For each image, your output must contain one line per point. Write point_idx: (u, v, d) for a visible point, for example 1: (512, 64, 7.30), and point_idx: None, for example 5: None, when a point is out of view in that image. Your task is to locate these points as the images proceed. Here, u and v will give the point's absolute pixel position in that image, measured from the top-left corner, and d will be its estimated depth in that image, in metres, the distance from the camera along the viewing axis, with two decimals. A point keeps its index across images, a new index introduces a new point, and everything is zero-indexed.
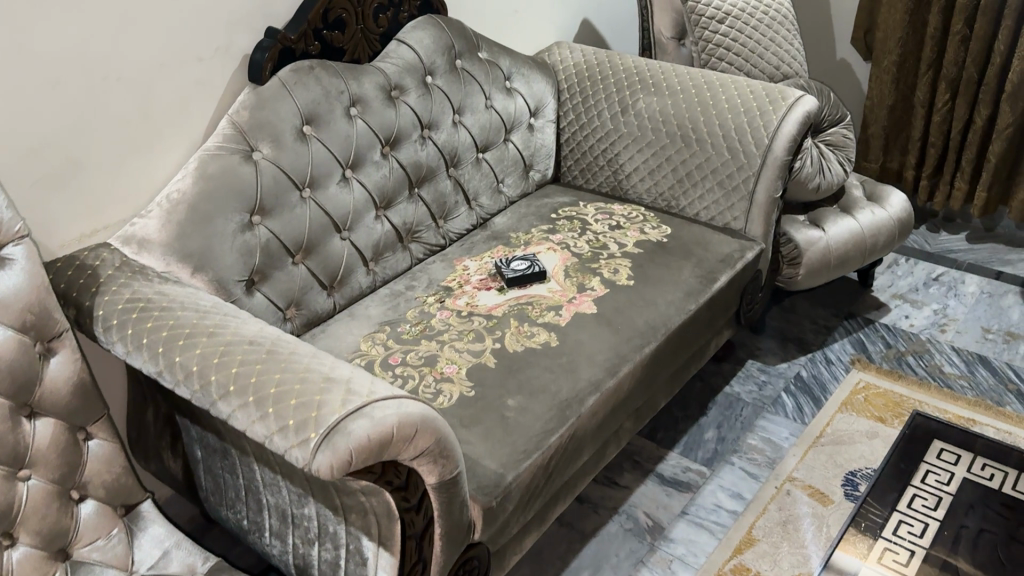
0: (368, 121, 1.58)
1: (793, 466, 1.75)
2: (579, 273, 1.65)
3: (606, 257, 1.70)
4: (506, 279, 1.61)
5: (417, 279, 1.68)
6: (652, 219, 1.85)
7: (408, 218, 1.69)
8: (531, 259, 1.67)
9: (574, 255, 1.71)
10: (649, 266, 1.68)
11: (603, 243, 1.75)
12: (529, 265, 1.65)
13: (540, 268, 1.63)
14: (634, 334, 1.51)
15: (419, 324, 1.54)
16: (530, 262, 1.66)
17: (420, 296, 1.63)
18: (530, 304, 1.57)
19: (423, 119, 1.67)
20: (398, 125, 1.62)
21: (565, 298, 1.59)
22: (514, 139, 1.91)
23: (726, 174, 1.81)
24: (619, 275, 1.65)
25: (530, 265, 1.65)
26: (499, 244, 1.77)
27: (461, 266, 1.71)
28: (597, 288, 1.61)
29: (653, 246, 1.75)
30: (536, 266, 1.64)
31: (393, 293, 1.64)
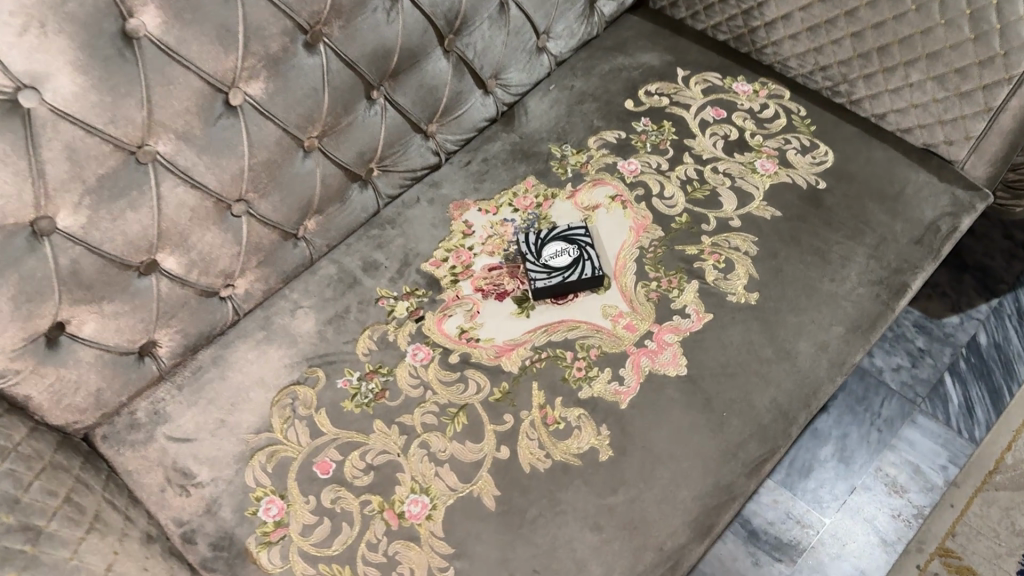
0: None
1: (949, 528, 1.17)
2: (664, 271, 0.95)
3: (713, 232, 0.98)
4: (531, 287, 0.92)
5: (384, 250, 1.00)
6: (798, 130, 1.07)
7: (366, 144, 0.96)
8: (578, 239, 0.95)
9: (656, 221, 0.99)
10: (788, 258, 0.96)
11: (710, 192, 1.01)
12: (575, 253, 0.93)
13: (593, 265, 0.93)
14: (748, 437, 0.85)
15: (376, 375, 0.89)
16: (577, 247, 0.94)
17: (383, 296, 0.96)
18: (569, 348, 0.90)
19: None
20: None
21: (632, 335, 0.91)
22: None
23: (953, 67, 0.98)
24: (733, 279, 0.95)
25: (576, 252, 0.94)
26: (530, 173, 1.05)
27: (459, 226, 1.00)
28: (692, 315, 0.92)
29: (799, 204, 1.00)
30: (585, 260, 0.93)
31: (343, 283, 0.97)
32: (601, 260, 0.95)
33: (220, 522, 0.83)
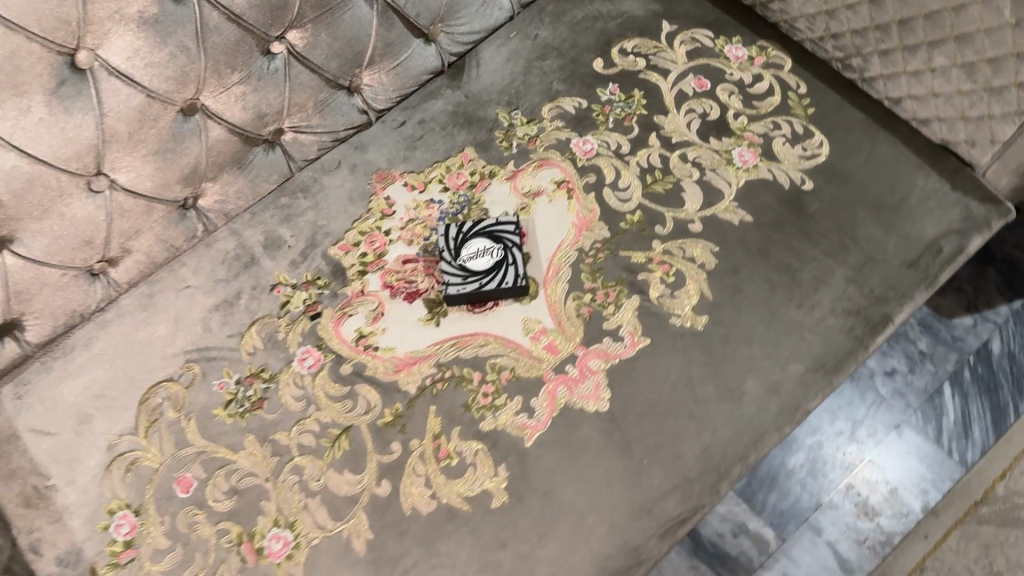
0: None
1: (918, 562, 1.06)
2: (601, 282, 0.81)
3: (667, 238, 0.83)
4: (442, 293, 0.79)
5: (290, 226, 0.87)
6: (793, 112, 0.90)
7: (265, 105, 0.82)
8: (506, 236, 0.81)
9: (603, 218, 0.84)
10: (751, 276, 0.82)
11: (672, 185, 0.86)
12: (498, 255, 0.80)
13: (517, 272, 0.79)
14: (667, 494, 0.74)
15: (257, 381, 0.79)
16: (502, 247, 0.80)
17: (280, 283, 0.84)
18: (478, 368, 0.78)
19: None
20: None
21: (552, 358, 0.78)
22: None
23: (984, 57, 0.80)
24: (681, 298, 0.81)
25: (500, 253, 0.80)
26: (469, 143, 0.90)
27: (379, 203, 0.87)
28: (626, 339, 0.79)
29: (776, 208, 0.85)
30: (509, 264, 0.80)
31: (240, 263, 0.86)
32: (531, 263, 0.82)
33: (70, 535, 0.75)
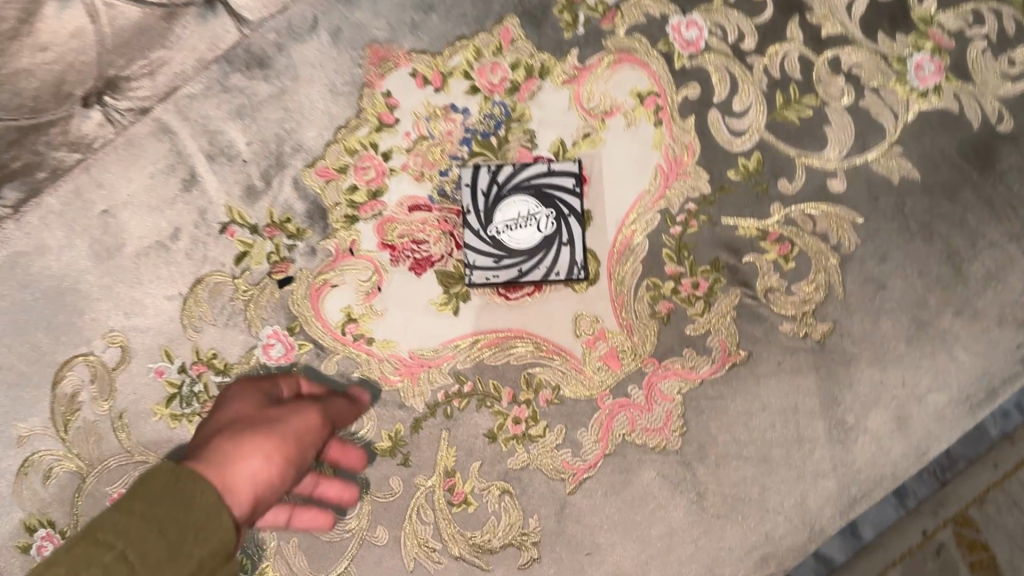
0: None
1: None
2: (689, 265, 0.58)
3: (790, 199, 0.58)
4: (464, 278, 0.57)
5: (246, 127, 0.60)
6: None
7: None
8: (559, 199, 0.56)
9: (704, 160, 0.58)
10: (898, 267, 0.58)
11: (810, 112, 0.58)
12: (547, 227, 0.56)
13: (573, 257, 0.56)
14: (742, 566, 0.57)
15: (206, 372, 0.58)
16: (552, 216, 0.56)
17: (233, 222, 0.59)
18: (508, 384, 0.57)
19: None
20: None
21: (612, 374, 0.58)
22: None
23: None
24: (798, 295, 0.58)
25: (550, 224, 0.56)
26: (511, 10, 0.59)
27: (375, 104, 0.60)
28: (714, 352, 0.58)
29: (953, 160, 0.59)
30: (562, 244, 0.56)
31: (176, 182, 0.60)
32: (593, 233, 0.58)
33: None
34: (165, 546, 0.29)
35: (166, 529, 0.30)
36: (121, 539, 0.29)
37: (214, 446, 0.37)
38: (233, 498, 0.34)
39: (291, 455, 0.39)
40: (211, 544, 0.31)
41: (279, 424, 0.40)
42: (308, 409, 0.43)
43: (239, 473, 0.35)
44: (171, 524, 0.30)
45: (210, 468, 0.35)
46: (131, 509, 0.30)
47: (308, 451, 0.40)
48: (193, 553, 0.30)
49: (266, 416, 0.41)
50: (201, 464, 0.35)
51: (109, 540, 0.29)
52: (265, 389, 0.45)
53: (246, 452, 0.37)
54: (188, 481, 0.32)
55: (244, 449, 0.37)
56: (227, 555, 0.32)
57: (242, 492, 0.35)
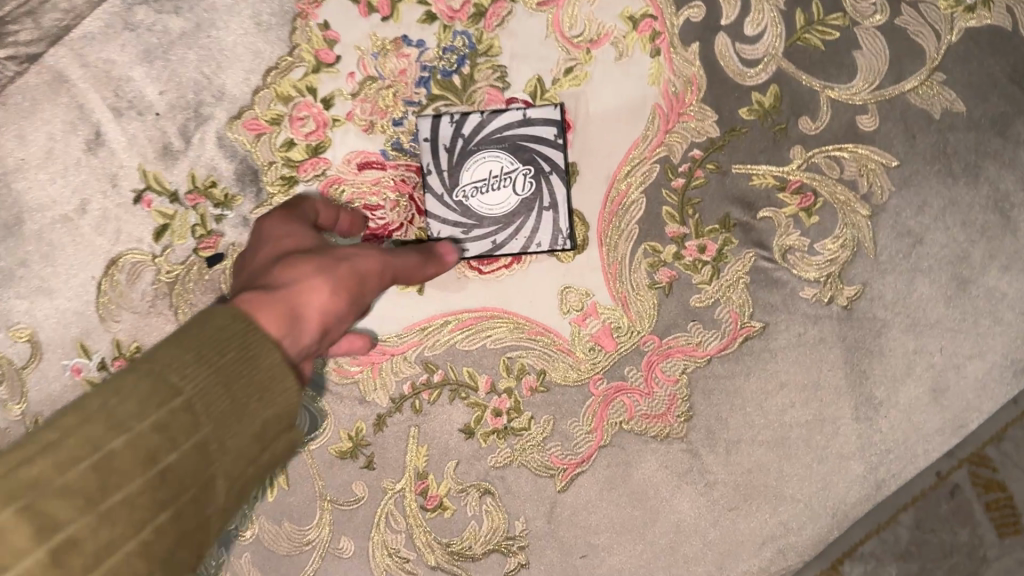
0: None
1: None
2: (694, 225, 0.49)
3: (814, 141, 0.49)
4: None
5: (156, 74, 0.49)
6: None
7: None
8: (539, 155, 0.48)
9: (709, 98, 0.48)
10: (940, 217, 0.49)
11: (835, 35, 0.48)
12: (525, 187, 0.48)
13: (558, 223, 0.49)
14: (755, 562, 0.50)
15: (130, 367, 0.50)
16: (532, 176, 0.48)
17: (149, 189, 0.50)
18: (486, 370, 0.50)
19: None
20: None
21: (605, 356, 0.50)
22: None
23: None
24: (821, 254, 0.49)
25: (529, 184, 0.48)
26: None
27: (311, 40, 0.49)
28: (725, 325, 0.50)
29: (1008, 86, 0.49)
30: (544, 208, 0.48)
31: (78, 143, 0.50)
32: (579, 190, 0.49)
33: None
34: (230, 401, 0.29)
35: (232, 387, 0.29)
36: (190, 385, 0.28)
37: (281, 274, 0.37)
38: (303, 326, 0.35)
39: (359, 289, 0.40)
40: (277, 405, 0.31)
41: (340, 255, 0.40)
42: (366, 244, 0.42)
43: (311, 299, 0.36)
44: (236, 380, 0.29)
45: (282, 291, 0.36)
46: (197, 352, 0.29)
47: (370, 285, 0.41)
48: (257, 415, 0.30)
49: (327, 244, 0.41)
50: (272, 293, 0.35)
51: (178, 384, 0.28)
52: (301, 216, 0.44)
53: (315, 274, 0.38)
54: (259, 334, 0.31)
55: (313, 269, 0.38)
56: (290, 421, 0.32)
57: (312, 321, 0.36)
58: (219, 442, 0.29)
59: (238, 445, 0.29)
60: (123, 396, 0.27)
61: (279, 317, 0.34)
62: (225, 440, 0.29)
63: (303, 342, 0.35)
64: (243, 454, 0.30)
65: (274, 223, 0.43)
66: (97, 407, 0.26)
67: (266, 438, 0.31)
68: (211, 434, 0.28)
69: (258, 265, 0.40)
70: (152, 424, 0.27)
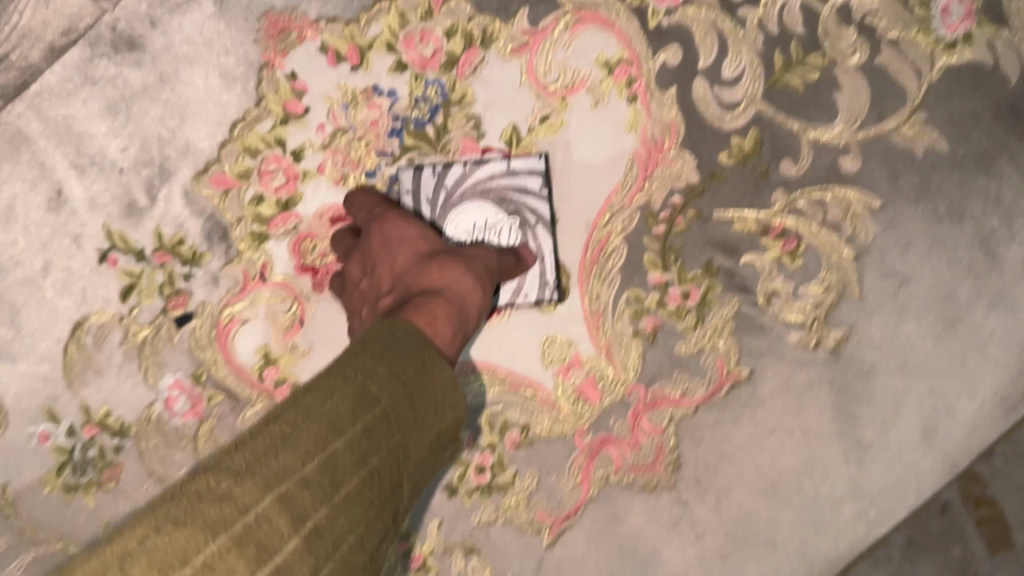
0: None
1: None
2: (677, 271, 0.48)
3: (797, 183, 0.48)
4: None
5: (118, 128, 0.48)
6: None
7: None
8: (524, 207, 0.48)
9: (689, 142, 0.47)
10: (927, 256, 0.48)
11: (815, 75, 0.47)
12: (511, 238, 0.48)
13: (545, 275, 0.48)
14: None
15: (100, 433, 0.49)
16: (518, 226, 0.48)
17: (115, 248, 0.48)
18: (467, 427, 0.49)
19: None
20: None
21: (590, 408, 0.49)
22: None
23: None
24: (805, 298, 0.48)
25: (514, 235, 0.48)
26: None
27: (278, 90, 0.48)
28: (711, 373, 0.48)
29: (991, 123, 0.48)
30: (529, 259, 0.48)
31: (39, 203, 0.48)
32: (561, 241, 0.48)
33: None
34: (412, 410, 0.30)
35: (415, 398, 0.30)
36: (385, 396, 0.29)
37: (437, 276, 0.41)
38: (463, 325, 0.39)
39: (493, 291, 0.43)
40: (446, 420, 0.32)
41: (470, 258, 0.43)
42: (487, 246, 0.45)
43: (471, 301, 0.40)
44: (416, 390, 0.31)
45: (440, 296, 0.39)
46: (390, 365, 0.30)
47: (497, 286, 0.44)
48: (431, 427, 0.31)
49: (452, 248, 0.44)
50: (441, 296, 0.39)
51: (376, 395, 0.29)
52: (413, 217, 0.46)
53: (459, 278, 0.41)
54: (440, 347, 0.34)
55: (453, 274, 0.41)
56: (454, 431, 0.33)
57: (467, 320, 0.40)
58: (406, 448, 0.30)
59: (421, 443, 0.31)
60: (339, 400, 0.28)
61: (446, 318, 0.37)
62: (416, 437, 0.30)
63: (462, 337, 0.39)
64: (422, 461, 0.31)
65: (397, 224, 0.45)
66: (320, 408, 0.27)
67: (436, 448, 0.32)
68: (402, 434, 0.29)
69: (400, 268, 0.43)
70: (365, 427, 0.28)
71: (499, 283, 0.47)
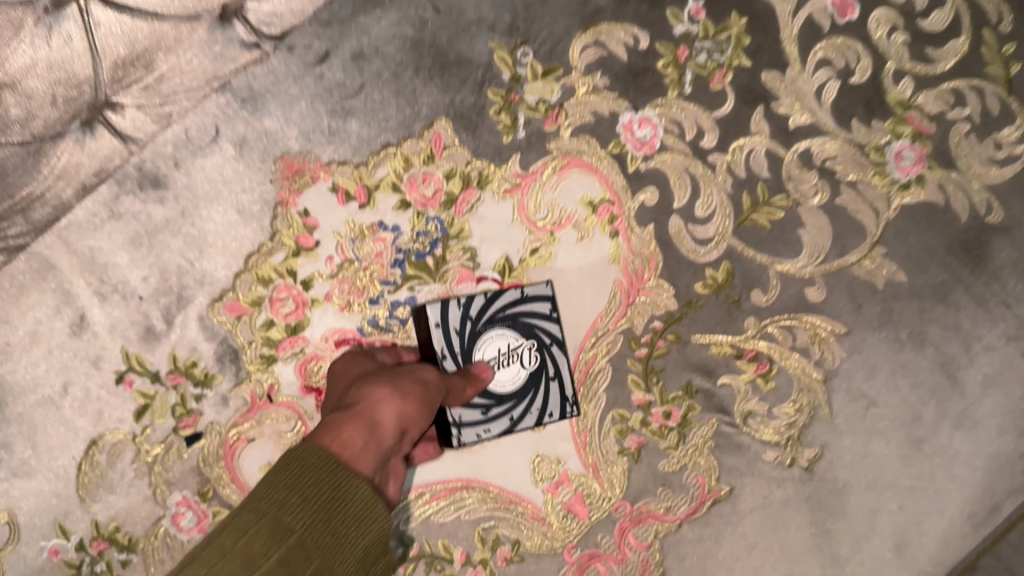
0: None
1: None
2: (658, 392, 0.51)
3: (769, 311, 0.52)
4: (453, 441, 0.47)
5: (140, 259, 0.52)
6: (987, 71, 0.53)
7: (21, 67, 0.42)
8: (541, 329, 0.48)
9: (667, 274, 0.51)
10: (891, 380, 0.52)
11: (782, 214, 0.52)
12: (531, 359, 0.48)
13: (564, 394, 0.49)
14: None
15: (107, 547, 0.51)
16: (536, 346, 0.48)
17: (132, 369, 0.51)
18: (460, 542, 0.50)
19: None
20: None
21: (578, 523, 0.51)
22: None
23: None
24: (780, 418, 0.52)
25: (534, 356, 0.48)
26: (442, 111, 0.52)
27: (291, 225, 0.52)
28: (693, 490, 0.51)
29: (943, 258, 0.53)
30: (550, 380, 0.49)
31: (62, 328, 0.51)
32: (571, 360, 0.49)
33: None
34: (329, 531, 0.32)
35: (332, 522, 0.32)
36: (300, 526, 0.31)
37: (360, 391, 0.40)
38: (379, 433, 0.38)
39: (428, 402, 0.42)
40: (370, 532, 0.34)
41: (403, 373, 0.42)
42: (428, 365, 0.44)
43: (384, 413, 0.39)
44: (333, 516, 0.33)
45: (357, 410, 0.38)
46: (302, 494, 0.32)
47: (435, 398, 0.42)
48: (355, 545, 0.33)
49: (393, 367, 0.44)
50: (348, 413, 0.38)
51: (291, 525, 0.31)
52: (370, 355, 0.48)
53: (383, 388, 0.40)
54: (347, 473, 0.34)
55: (381, 385, 0.41)
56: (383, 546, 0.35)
57: (388, 426, 0.38)
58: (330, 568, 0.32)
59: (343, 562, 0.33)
60: (252, 536, 0.30)
61: (358, 438, 0.36)
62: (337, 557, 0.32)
63: (382, 453, 0.38)
64: None
65: (347, 360, 0.48)
66: (234, 545, 0.29)
67: (365, 563, 0.34)
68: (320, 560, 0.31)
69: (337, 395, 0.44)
70: (280, 559, 0.30)
71: (522, 409, 0.48)
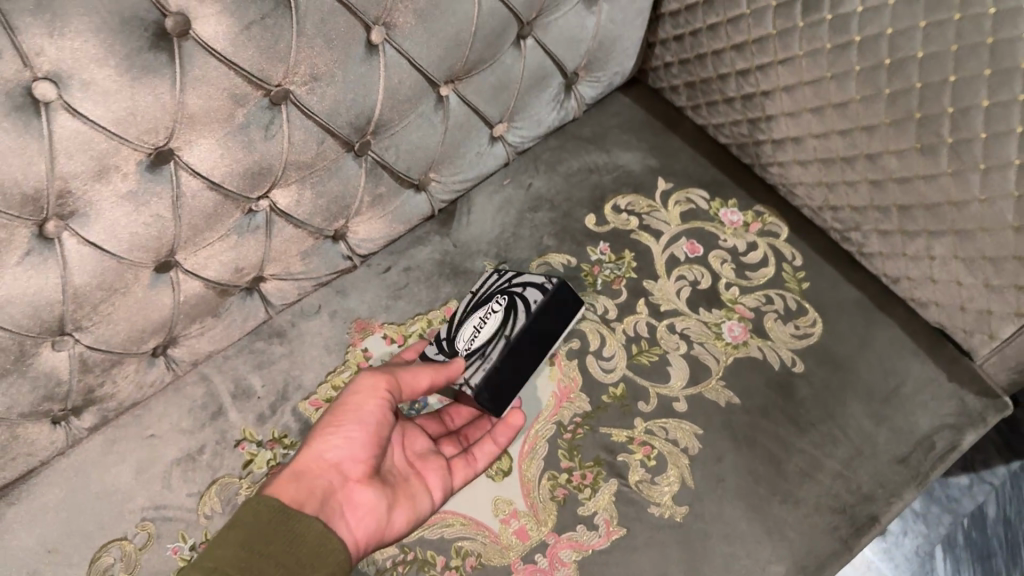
0: (82, 76, 0.59)
1: None
2: (578, 461, 0.78)
3: (650, 414, 0.81)
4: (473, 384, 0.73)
5: (261, 375, 0.85)
6: (787, 285, 0.88)
7: (228, 258, 0.78)
8: (497, 290, 0.80)
9: (586, 389, 0.82)
10: (734, 465, 0.79)
11: (659, 355, 0.84)
12: (497, 301, 0.79)
13: (538, 283, 0.78)
14: None
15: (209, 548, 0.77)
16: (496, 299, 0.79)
17: (246, 439, 0.82)
18: (442, 552, 0.74)
19: (277, 51, 0.66)
20: (183, 109, 0.65)
21: (521, 545, 0.75)
22: (556, 17, 0.86)
23: (985, 255, 0.79)
24: (660, 482, 0.78)
25: (498, 297, 0.79)
26: (453, 297, 0.88)
27: (356, 355, 0.86)
28: (601, 527, 0.76)
29: (764, 391, 0.82)
30: (519, 291, 0.78)
31: (206, 413, 0.83)
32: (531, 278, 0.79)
33: None
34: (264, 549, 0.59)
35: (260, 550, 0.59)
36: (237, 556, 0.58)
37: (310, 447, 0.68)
38: (313, 478, 0.66)
39: (348, 429, 0.68)
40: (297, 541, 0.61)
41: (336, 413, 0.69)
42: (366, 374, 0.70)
43: (314, 464, 0.67)
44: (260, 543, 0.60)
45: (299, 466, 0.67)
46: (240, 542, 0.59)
47: (368, 417, 0.69)
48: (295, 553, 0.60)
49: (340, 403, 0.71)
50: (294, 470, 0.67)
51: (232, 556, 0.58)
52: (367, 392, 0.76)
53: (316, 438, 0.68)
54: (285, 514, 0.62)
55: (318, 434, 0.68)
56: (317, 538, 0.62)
57: (319, 472, 0.67)
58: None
59: (297, 559, 0.60)
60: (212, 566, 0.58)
61: (293, 487, 0.65)
62: (285, 557, 0.60)
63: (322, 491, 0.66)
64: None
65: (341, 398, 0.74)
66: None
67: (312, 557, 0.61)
68: (273, 560, 0.59)
69: None
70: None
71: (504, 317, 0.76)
